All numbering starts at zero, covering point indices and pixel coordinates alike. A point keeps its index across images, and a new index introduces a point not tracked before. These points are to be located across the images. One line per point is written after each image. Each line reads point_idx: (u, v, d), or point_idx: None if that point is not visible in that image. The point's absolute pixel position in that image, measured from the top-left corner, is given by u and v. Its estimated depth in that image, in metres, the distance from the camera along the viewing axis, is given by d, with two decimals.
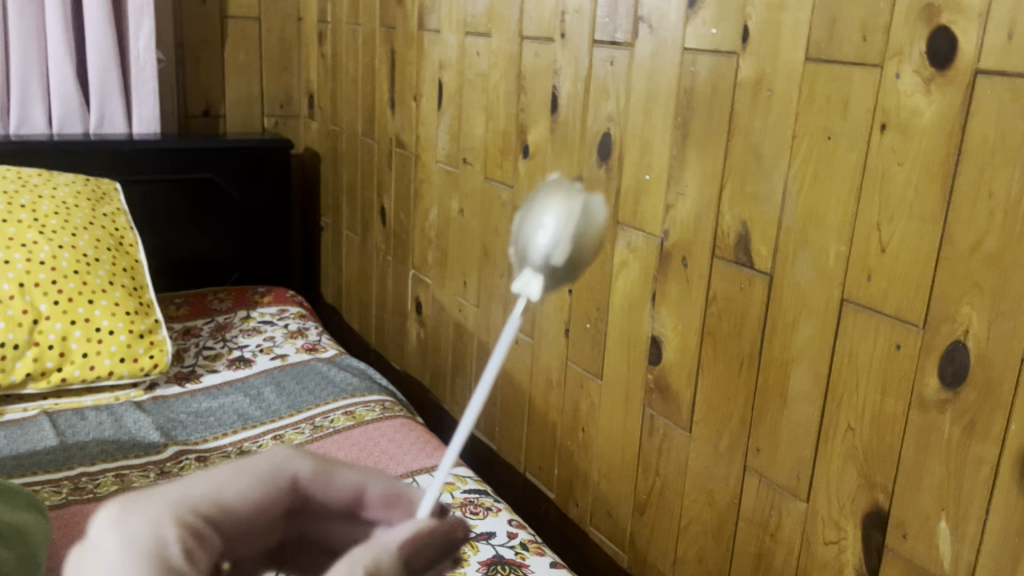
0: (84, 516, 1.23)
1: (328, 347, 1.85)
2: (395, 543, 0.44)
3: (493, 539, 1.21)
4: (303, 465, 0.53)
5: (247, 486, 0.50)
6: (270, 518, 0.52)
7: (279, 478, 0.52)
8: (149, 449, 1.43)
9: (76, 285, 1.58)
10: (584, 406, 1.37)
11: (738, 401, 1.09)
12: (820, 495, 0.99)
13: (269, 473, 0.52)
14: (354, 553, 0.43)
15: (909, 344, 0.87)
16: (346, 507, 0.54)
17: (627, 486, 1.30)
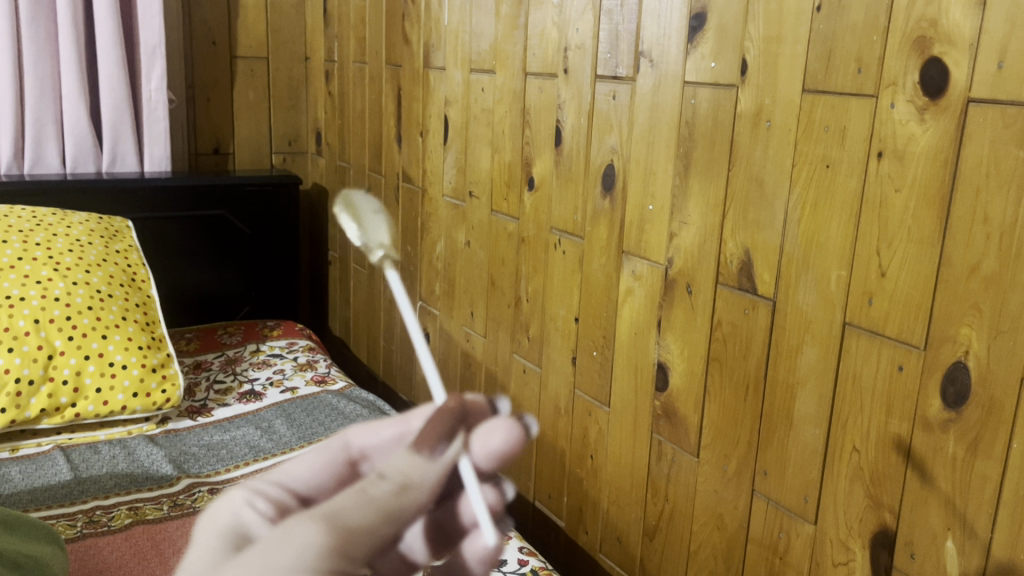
0: (99, 548, 1.25)
1: (337, 379, 1.86)
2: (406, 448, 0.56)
3: (504, 567, 1.23)
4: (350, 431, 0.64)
5: (311, 463, 0.61)
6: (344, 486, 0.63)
7: (334, 449, 0.63)
8: (162, 482, 1.45)
9: (90, 320, 1.60)
10: (592, 432, 1.39)
11: (744, 424, 1.11)
12: (828, 517, 1.00)
13: (324, 447, 0.62)
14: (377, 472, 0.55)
15: (911, 365, 0.89)
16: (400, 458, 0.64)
17: (636, 511, 1.31)
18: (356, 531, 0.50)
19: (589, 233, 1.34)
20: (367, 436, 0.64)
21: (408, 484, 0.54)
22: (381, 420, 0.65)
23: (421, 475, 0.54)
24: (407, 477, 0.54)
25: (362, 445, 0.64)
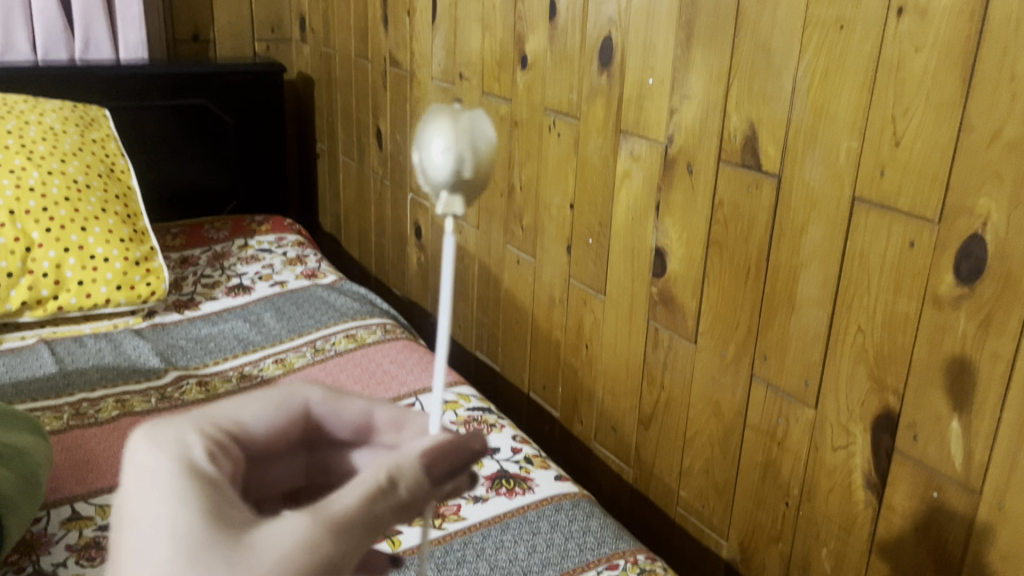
0: (85, 441, 1.26)
1: (327, 273, 1.82)
2: (416, 453, 0.55)
3: (497, 454, 1.23)
4: (314, 393, 0.68)
5: (266, 411, 0.65)
6: (290, 439, 0.68)
7: (294, 403, 0.67)
8: (150, 375, 1.44)
9: (67, 212, 1.55)
10: (587, 321, 1.35)
11: (744, 309, 1.07)
12: (829, 401, 0.98)
13: (286, 399, 0.67)
14: (382, 460, 0.55)
15: (923, 240, 0.84)
16: (354, 432, 0.70)
17: (632, 401, 1.29)
18: (339, 553, 0.50)
19: (585, 113, 1.27)
20: (330, 407, 0.69)
21: (402, 502, 0.53)
22: (349, 399, 0.69)
23: (419, 493, 0.54)
24: (410, 493, 0.54)
25: (324, 410, 0.68)
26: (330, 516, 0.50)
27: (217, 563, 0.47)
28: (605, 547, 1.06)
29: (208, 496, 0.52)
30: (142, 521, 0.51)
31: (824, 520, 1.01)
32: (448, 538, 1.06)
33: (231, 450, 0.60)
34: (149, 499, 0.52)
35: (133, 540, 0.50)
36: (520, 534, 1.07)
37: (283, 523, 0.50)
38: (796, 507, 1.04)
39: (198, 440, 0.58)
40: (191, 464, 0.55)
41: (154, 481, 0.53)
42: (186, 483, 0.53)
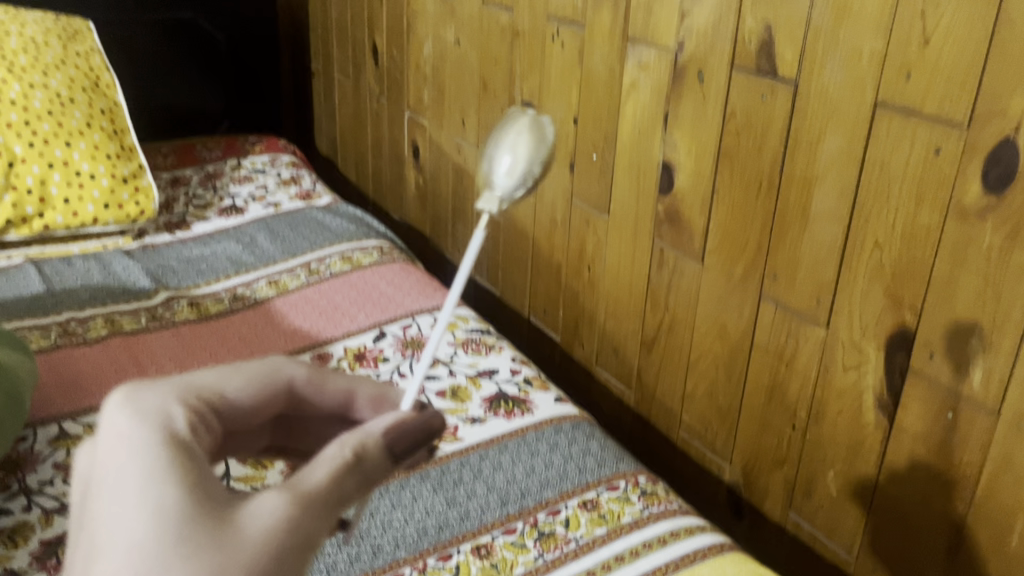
0: (74, 360, 1.22)
1: (323, 195, 1.76)
2: (378, 431, 0.56)
3: (495, 375, 1.20)
4: (298, 371, 0.66)
5: (251, 385, 0.62)
6: (270, 414, 0.65)
7: (278, 380, 0.65)
8: (140, 295, 1.40)
9: (51, 127, 1.49)
10: (590, 241, 1.30)
11: (755, 225, 1.02)
12: (842, 319, 0.94)
13: (273, 375, 0.64)
14: (345, 436, 0.55)
15: (949, 146, 0.79)
16: (333, 408, 0.69)
17: (634, 323, 1.25)
18: (310, 533, 0.50)
19: (591, 20, 1.21)
20: (314, 385, 0.67)
21: (366, 480, 0.54)
22: (331, 376, 0.68)
23: (380, 470, 0.55)
24: (371, 472, 0.54)
25: (307, 388, 0.66)
26: (302, 492, 0.51)
27: (202, 548, 0.46)
28: (605, 468, 1.03)
29: (191, 469, 0.50)
30: (121, 493, 0.49)
31: (831, 443, 0.98)
32: (444, 459, 1.04)
33: (210, 417, 0.58)
34: (129, 469, 0.50)
35: (112, 512, 0.48)
36: (518, 455, 1.04)
37: (259, 501, 0.50)
38: (802, 430, 1.01)
39: (179, 407, 0.55)
40: (173, 438, 0.53)
41: (134, 451, 0.51)
42: (168, 455, 0.51)
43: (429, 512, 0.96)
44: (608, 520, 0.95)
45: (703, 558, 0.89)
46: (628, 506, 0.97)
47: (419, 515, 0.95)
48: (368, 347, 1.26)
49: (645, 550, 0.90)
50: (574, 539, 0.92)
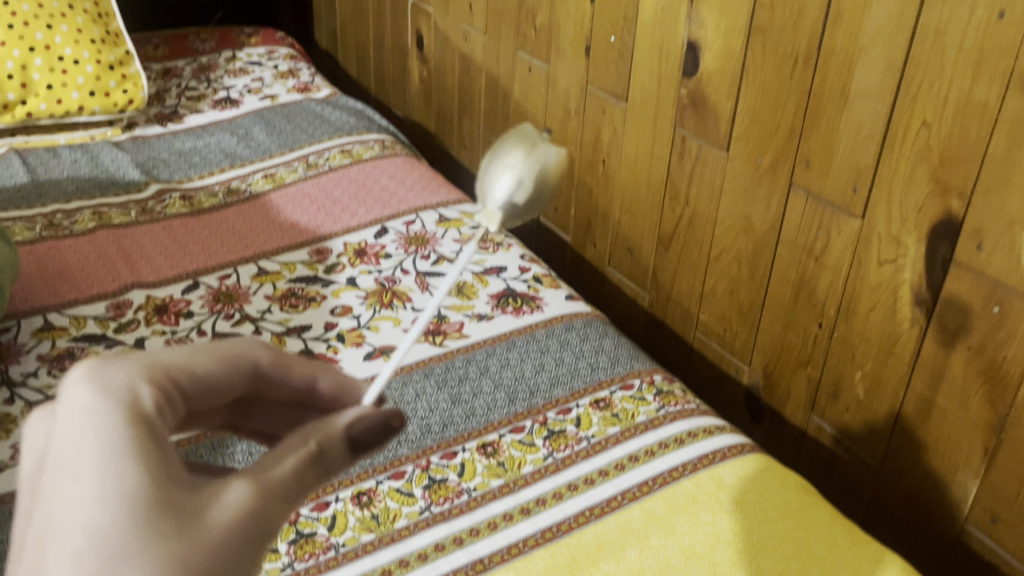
0: (60, 252, 1.16)
1: (322, 88, 1.67)
2: (343, 421, 0.52)
3: (504, 273, 1.13)
4: (264, 354, 0.57)
5: (214, 367, 0.54)
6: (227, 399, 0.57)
7: (241, 362, 0.56)
8: (130, 188, 1.33)
9: (31, 7, 1.42)
10: (606, 133, 1.22)
11: (787, 108, 0.93)
12: (880, 209, 0.86)
13: (235, 357, 0.56)
14: (308, 427, 0.51)
15: (1016, 9, 0.70)
16: (293, 396, 0.60)
17: (652, 219, 1.18)
18: (268, 527, 0.47)
19: None
20: (279, 370, 0.58)
21: (324, 473, 0.50)
22: (296, 360, 0.59)
23: (341, 463, 0.51)
24: (331, 466, 0.51)
25: (271, 373, 0.58)
26: (263, 480, 0.47)
27: (167, 543, 0.42)
28: (618, 367, 0.98)
29: (159, 453, 0.45)
30: (79, 472, 0.43)
31: (860, 342, 0.92)
32: (449, 356, 0.98)
33: (178, 389, 0.51)
34: (88, 447, 0.44)
35: (68, 492, 0.43)
36: (526, 352, 0.99)
37: (224, 492, 0.46)
38: (830, 329, 0.95)
39: (148, 382, 0.49)
40: (135, 417, 0.46)
41: (94, 426, 0.45)
42: (133, 434, 0.45)
43: (433, 410, 0.91)
44: (621, 419, 0.90)
45: (723, 459, 0.84)
46: (643, 405, 0.92)
47: (422, 412, 0.90)
48: (370, 242, 1.19)
49: (661, 451, 0.85)
50: (585, 439, 0.87)
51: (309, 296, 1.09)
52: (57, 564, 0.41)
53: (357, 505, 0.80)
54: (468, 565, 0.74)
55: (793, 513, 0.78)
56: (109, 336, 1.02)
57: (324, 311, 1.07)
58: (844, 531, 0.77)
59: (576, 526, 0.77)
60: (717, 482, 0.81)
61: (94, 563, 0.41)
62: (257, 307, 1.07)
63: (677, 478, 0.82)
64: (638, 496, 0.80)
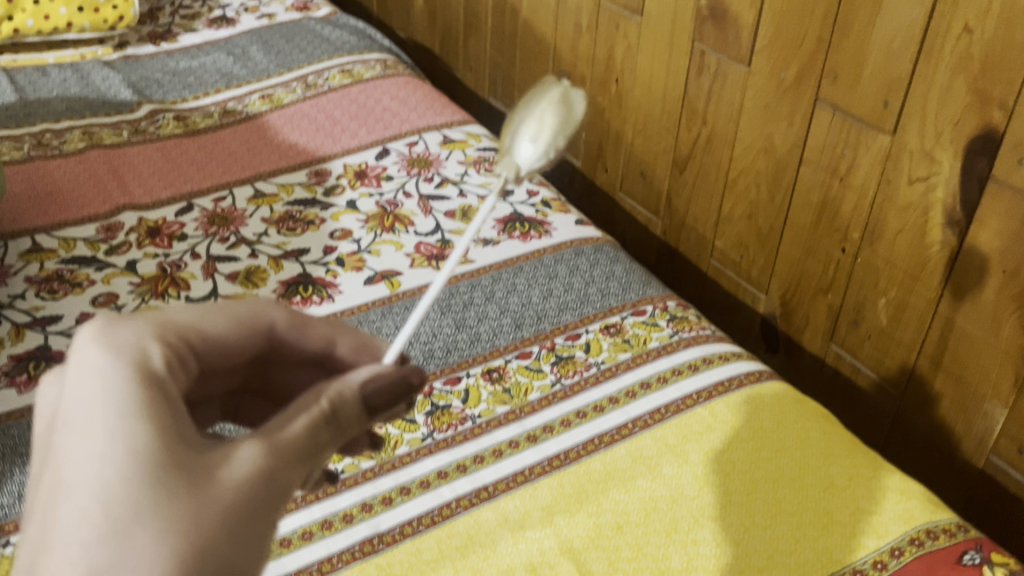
0: (48, 173, 1.12)
1: (321, 6, 1.60)
2: (356, 380, 0.49)
3: (511, 196, 1.08)
4: (280, 314, 0.57)
5: (228, 328, 0.54)
6: (244, 360, 0.57)
7: (257, 323, 0.56)
8: (122, 108, 1.28)
9: None
10: (619, 49, 1.16)
11: (815, 17, 0.87)
12: (913, 123, 0.81)
13: (250, 316, 0.56)
14: (320, 386, 0.48)
15: None
16: (312, 357, 0.59)
17: (667, 141, 1.12)
18: (284, 488, 0.44)
19: None
20: (296, 331, 0.58)
21: (339, 433, 0.47)
22: (313, 321, 0.59)
23: (355, 423, 0.48)
24: (346, 427, 0.47)
25: (287, 333, 0.58)
26: (275, 440, 0.44)
27: (178, 500, 0.40)
28: (630, 293, 0.93)
29: (170, 411, 0.43)
30: (85, 430, 0.41)
31: (886, 267, 0.88)
32: (453, 281, 0.94)
33: (187, 353, 0.50)
34: (95, 405, 0.42)
35: (74, 451, 0.41)
36: (534, 278, 0.95)
37: (235, 449, 0.43)
38: (853, 254, 0.91)
39: (156, 342, 0.47)
40: (144, 375, 0.44)
41: (101, 384, 0.43)
42: (141, 392, 0.43)
43: (436, 335, 0.87)
44: (633, 346, 0.86)
45: (739, 386, 0.80)
46: (655, 331, 0.88)
47: (425, 337, 0.87)
48: (370, 164, 1.14)
49: (674, 378, 0.82)
50: (595, 365, 0.84)
51: (308, 220, 1.04)
52: (65, 523, 0.39)
53: None
54: (472, 493, 0.71)
55: (812, 441, 0.75)
56: (99, 258, 0.98)
57: (323, 234, 1.02)
58: (866, 460, 0.74)
59: (585, 455, 0.74)
60: (733, 409, 0.78)
61: (104, 521, 0.39)
62: (253, 230, 1.03)
63: (691, 406, 0.78)
64: (650, 424, 0.77)
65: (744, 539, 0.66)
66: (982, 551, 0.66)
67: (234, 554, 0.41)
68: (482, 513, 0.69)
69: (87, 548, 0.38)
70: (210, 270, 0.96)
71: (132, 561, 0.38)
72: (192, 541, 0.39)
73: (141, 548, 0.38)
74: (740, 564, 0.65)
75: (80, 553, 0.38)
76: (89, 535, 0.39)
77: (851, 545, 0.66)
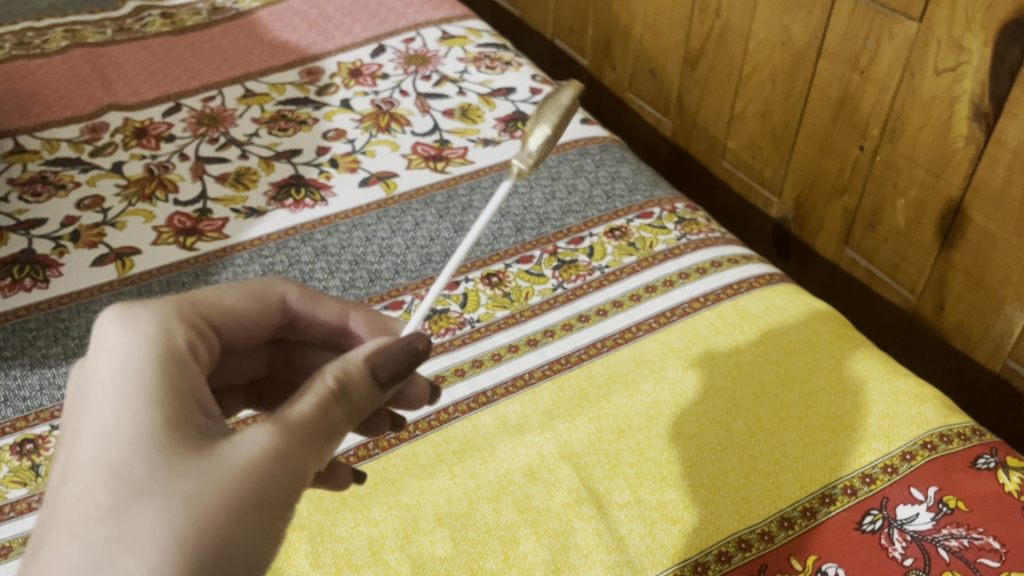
0: (29, 73, 1.07)
1: None
2: (360, 357, 0.41)
3: (513, 95, 1.03)
4: (291, 288, 0.52)
5: (242, 303, 0.49)
6: (259, 340, 0.52)
7: (269, 298, 0.51)
8: (105, 5, 1.22)
9: None
10: None
11: None
12: (942, 8, 0.75)
13: (261, 290, 0.51)
14: (323, 367, 0.41)
15: None
16: (325, 335, 0.55)
17: (678, 35, 1.06)
18: (296, 472, 0.39)
19: None
20: (308, 306, 0.53)
21: (349, 416, 0.41)
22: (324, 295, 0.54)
23: (368, 402, 0.41)
24: (357, 409, 0.41)
25: (298, 308, 0.53)
26: (281, 424, 0.39)
27: (178, 480, 0.36)
28: (637, 195, 0.89)
29: (185, 396, 0.39)
30: (91, 406, 0.38)
31: (906, 165, 0.83)
32: (452, 184, 0.90)
33: (206, 332, 0.45)
34: (109, 387, 0.38)
35: (79, 427, 0.38)
36: (537, 180, 0.90)
37: (241, 435, 0.38)
38: (872, 152, 0.86)
39: (177, 322, 0.43)
40: (163, 356, 0.40)
41: (117, 365, 0.39)
42: (153, 365, 0.39)
43: (434, 239, 0.84)
44: (638, 249, 0.82)
45: (749, 290, 0.77)
46: (662, 234, 0.84)
47: (422, 242, 0.83)
48: (366, 62, 1.09)
49: (681, 281, 0.78)
50: (598, 269, 0.80)
51: (300, 120, 1.00)
52: (66, 506, 0.36)
53: None
54: (470, 398, 0.69)
55: (823, 345, 0.72)
56: (84, 160, 0.94)
57: (316, 134, 0.98)
58: (880, 365, 0.71)
59: (586, 359, 0.72)
60: (742, 313, 0.75)
61: (102, 504, 0.36)
62: (243, 131, 0.98)
63: (697, 309, 0.75)
64: (655, 328, 0.74)
65: (750, 445, 0.64)
66: (996, 455, 0.64)
67: (240, 538, 0.37)
68: (480, 418, 0.67)
69: (84, 531, 0.35)
70: (199, 172, 0.92)
71: (128, 544, 0.35)
72: (192, 523, 0.36)
73: (137, 530, 0.35)
74: (746, 469, 0.63)
75: (77, 536, 0.35)
76: (87, 518, 0.35)
77: (860, 450, 0.64)
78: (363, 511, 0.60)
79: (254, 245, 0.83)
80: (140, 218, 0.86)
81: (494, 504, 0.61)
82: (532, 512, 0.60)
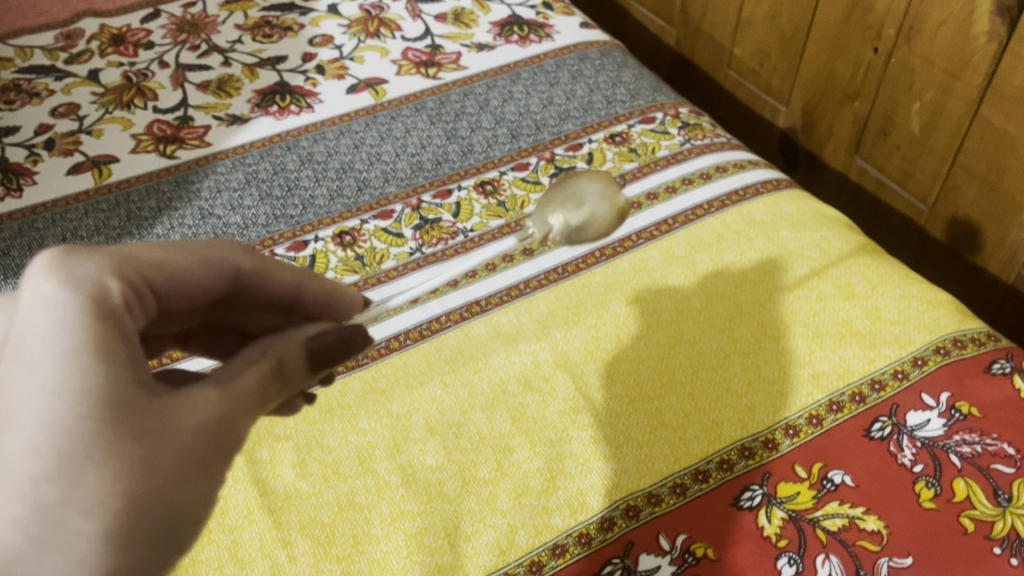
0: None
1: None
2: (302, 338, 0.40)
3: None
4: (245, 258, 0.44)
5: (193, 271, 0.41)
6: (198, 304, 0.44)
7: (221, 267, 0.43)
8: None
9: None
10: None
11: None
12: None
13: (213, 255, 0.43)
14: (264, 342, 0.39)
15: None
16: (272, 301, 0.48)
17: None
18: (235, 438, 0.36)
19: None
20: (263, 278, 0.46)
21: (280, 394, 0.39)
22: (279, 262, 0.46)
23: (302, 383, 0.39)
24: (290, 389, 0.39)
25: (250, 279, 0.45)
26: (227, 389, 0.36)
27: (130, 445, 0.32)
28: (639, 100, 0.85)
29: (129, 354, 0.33)
30: (27, 352, 0.31)
31: (923, 66, 0.79)
32: (444, 90, 0.86)
33: (145, 298, 0.37)
34: (49, 334, 0.31)
35: (9, 372, 0.31)
36: (533, 86, 0.86)
37: (188, 398, 0.34)
38: (887, 53, 0.82)
39: (117, 269, 0.35)
40: (103, 309, 0.33)
41: (56, 313, 0.32)
42: (97, 317, 0.33)
43: (425, 147, 0.80)
44: (640, 155, 0.79)
45: (755, 196, 0.74)
46: (665, 139, 0.80)
47: (413, 149, 0.80)
48: None
49: (684, 188, 0.75)
50: None
51: (285, 26, 0.95)
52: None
53: (340, 245, 0.71)
54: (463, 307, 0.66)
55: (833, 251, 0.69)
56: (59, 67, 0.90)
57: (302, 40, 0.93)
58: (892, 271, 0.68)
59: (584, 269, 0.69)
60: (748, 219, 0.71)
61: (50, 463, 0.30)
62: (225, 37, 0.94)
63: (701, 217, 0.72)
64: (656, 236, 0.71)
65: (754, 351, 0.62)
66: (1012, 360, 0.61)
67: (184, 505, 0.33)
68: (473, 326, 0.65)
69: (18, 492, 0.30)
70: (180, 79, 0.88)
71: (71, 513, 0.30)
72: (139, 493, 0.32)
73: (83, 499, 0.30)
74: (750, 376, 0.60)
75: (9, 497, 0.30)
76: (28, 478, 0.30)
77: (870, 356, 0.61)
78: (351, 421, 0.58)
79: (237, 152, 0.79)
80: (118, 126, 0.82)
81: (487, 413, 0.58)
82: (526, 421, 0.58)
